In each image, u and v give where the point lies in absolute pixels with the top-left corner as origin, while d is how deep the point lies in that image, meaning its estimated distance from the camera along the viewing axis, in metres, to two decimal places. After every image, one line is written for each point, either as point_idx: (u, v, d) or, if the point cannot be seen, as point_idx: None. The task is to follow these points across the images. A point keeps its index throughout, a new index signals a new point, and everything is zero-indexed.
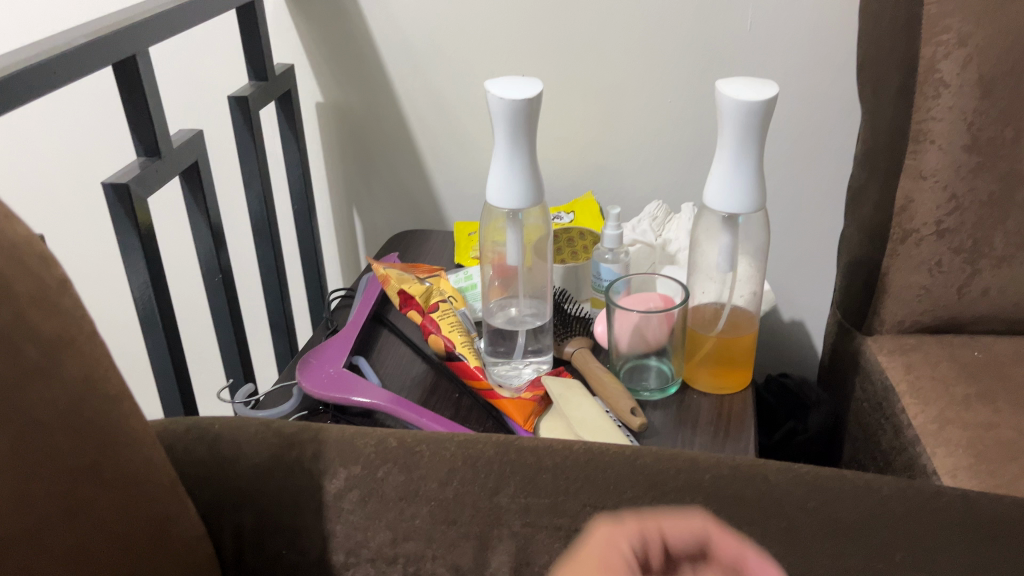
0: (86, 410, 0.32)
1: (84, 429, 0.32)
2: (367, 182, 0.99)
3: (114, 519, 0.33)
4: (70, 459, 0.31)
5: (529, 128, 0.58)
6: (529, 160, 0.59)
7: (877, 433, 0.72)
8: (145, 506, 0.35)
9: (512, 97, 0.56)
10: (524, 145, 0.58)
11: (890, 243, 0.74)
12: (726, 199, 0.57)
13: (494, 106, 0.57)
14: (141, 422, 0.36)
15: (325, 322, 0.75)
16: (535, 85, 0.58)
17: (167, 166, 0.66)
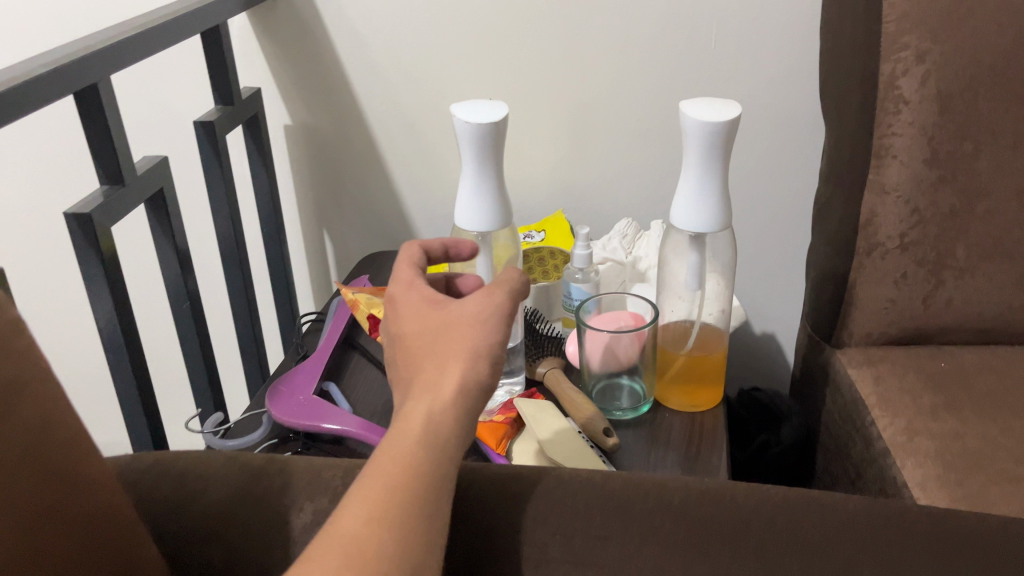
0: (46, 452, 0.31)
1: (45, 472, 0.31)
2: (337, 204, 0.99)
3: (74, 564, 0.32)
4: (31, 503, 0.30)
5: (496, 152, 0.58)
6: (496, 184, 0.59)
7: (847, 445, 0.72)
8: (106, 548, 0.34)
9: (477, 121, 0.56)
10: (491, 168, 0.58)
11: (856, 257, 0.75)
12: (692, 219, 0.57)
13: (460, 131, 0.57)
14: (102, 462, 0.35)
15: (295, 348, 0.74)
16: (501, 110, 0.58)
17: (131, 194, 0.65)
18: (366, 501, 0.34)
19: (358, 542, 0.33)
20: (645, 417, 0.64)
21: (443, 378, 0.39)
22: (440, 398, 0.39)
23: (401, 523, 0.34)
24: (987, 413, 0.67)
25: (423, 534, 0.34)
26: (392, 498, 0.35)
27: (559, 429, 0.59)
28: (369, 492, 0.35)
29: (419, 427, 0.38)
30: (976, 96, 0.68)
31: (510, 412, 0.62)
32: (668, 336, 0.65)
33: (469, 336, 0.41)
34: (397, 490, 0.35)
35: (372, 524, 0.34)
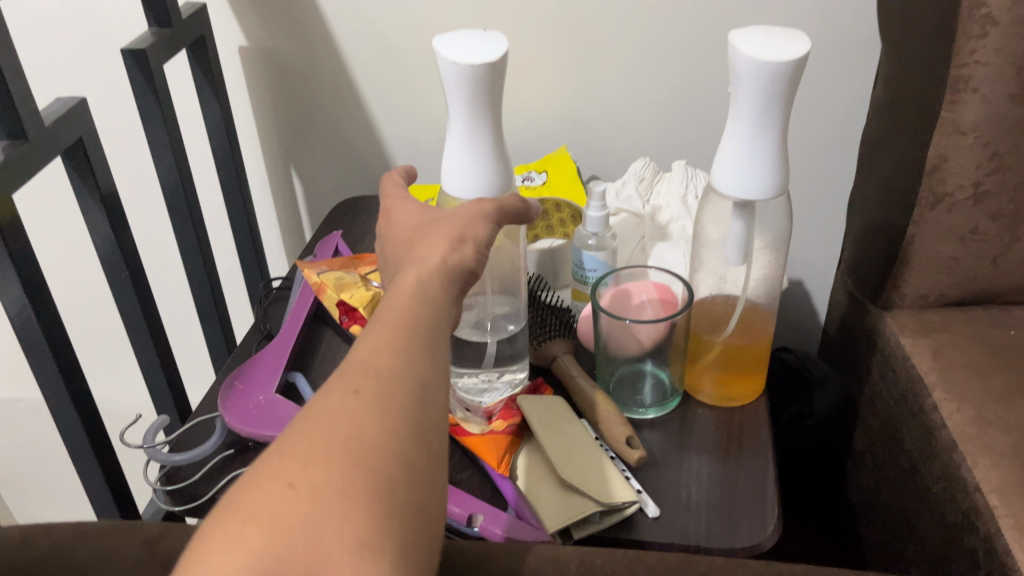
0: None
1: None
2: (305, 140, 0.85)
3: None
4: None
5: (493, 102, 0.45)
6: (494, 140, 0.47)
7: (900, 428, 0.63)
8: None
9: (466, 62, 0.44)
10: (488, 121, 0.46)
11: (917, 208, 0.63)
12: (739, 183, 0.46)
13: (445, 73, 0.45)
14: None
15: (258, 326, 0.63)
16: (499, 46, 0.46)
17: (40, 150, 0.52)
18: (378, 336, 0.34)
19: (373, 364, 0.32)
20: (674, 414, 0.54)
21: (433, 252, 0.39)
22: (431, 265, 0.38)
23: (414, 353, 0.33)
24: None
25: (437, 365, 0.34)
26: (402, 332, 0.34)
27: (573, 439, 0.49)
28: (380, 328, 0.34)
29: (416, 284, 0.37)
30: None
31: (512, 416, 0.51)
32: (702, 318, 0.54)
33: (459, 224, 0.41)
34: (405, 328, 0.34)
35: (386, 351, 0.33)
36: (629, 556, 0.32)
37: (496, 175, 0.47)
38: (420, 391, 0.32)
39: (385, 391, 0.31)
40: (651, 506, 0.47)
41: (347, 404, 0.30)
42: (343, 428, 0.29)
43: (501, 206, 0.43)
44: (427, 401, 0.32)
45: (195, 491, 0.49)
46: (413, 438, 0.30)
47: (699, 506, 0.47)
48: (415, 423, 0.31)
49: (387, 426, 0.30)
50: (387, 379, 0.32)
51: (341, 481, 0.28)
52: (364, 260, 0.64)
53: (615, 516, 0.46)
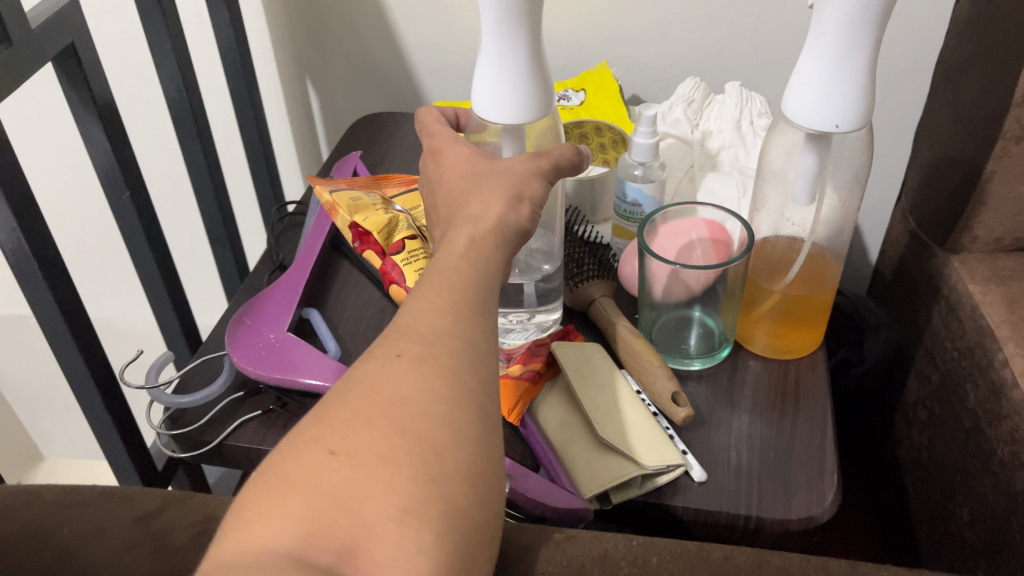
0: None
1: None
2: (321, 49, 0.79)
3: None
4: None
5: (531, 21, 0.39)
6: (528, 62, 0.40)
7: (962, 383, 0.58)
8: None
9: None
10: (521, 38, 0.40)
11: (999, 142, 0.56)
12: (817, 112, 0.39)
13: None
14: None
15: (269, 255, 0.58)
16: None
17: (26, 57, 0.47)
18: (425, 293, 0.32)
19: (419, 325, 0.30)
20: (722, 365, 0.49)
21: (488, 208, 0.36)
22: (487, 221, 0.35)
23: (464, 312, 0.31)
24: None
25: (488, 323, 0.32)
26: (452, 291, 0.32)
27: (611, 393, 0.44)
28: (428, 285, 0.32)
29: (467, 240, 0.35)
30: None
31: (538, 361, 0.46)
32: (761, 262, 0.48)
33: (516, 182, 0.38)
34: (455, 285, 0.32)
35: (434, 310, 0.31)
36: (688, 553, 0.28)
37: (537, 100, 0.41)
38: (469, 351, 0.30)
39: (432, 352, 0.29)
40: (698, 471, 0.42)
41: (390, 368, 0.28)
42: (387, 392, 0.28)
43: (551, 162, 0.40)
44: (476, 360, 0.30)
45: (201, 437, 0.45)
46: (463, 399, 0.28)
47: (749, 473, 0.43)
48: (464, 383, 0.29)
49: (434, 390, 0.28)
50: (434, 340, 0.30)
51: (385, 449, 0.26)
52: (391, 182, 0.60)
53: (656, 481, 0.42)
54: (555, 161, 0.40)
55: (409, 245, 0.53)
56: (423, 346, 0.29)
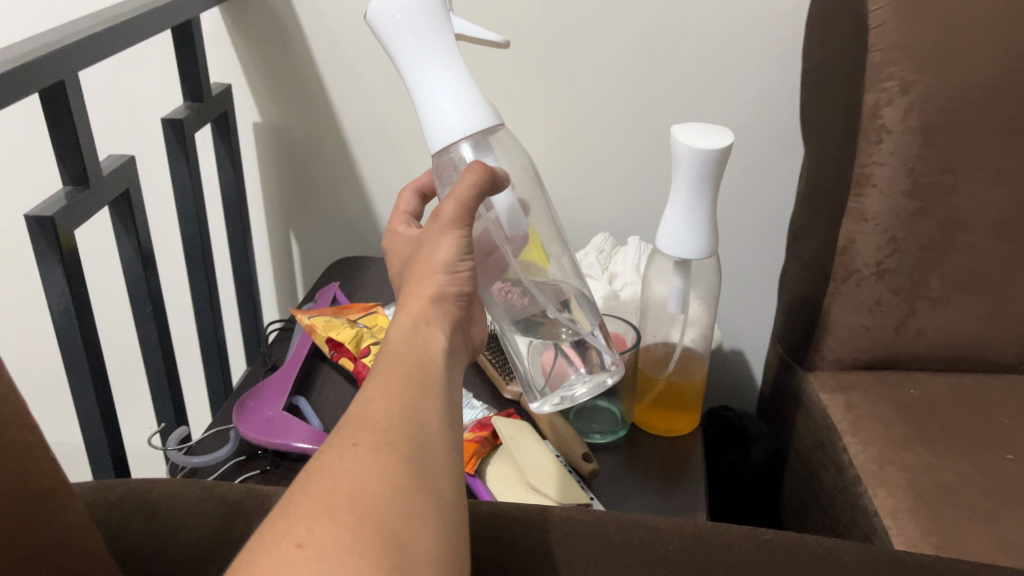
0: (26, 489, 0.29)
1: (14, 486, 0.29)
2: (305, 207, 0.96)
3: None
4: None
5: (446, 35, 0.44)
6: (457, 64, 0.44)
7: (819, 472, 0.72)
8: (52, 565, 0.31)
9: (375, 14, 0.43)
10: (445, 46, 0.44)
11: (832, 282, 0.74)
12: (678, 244, 0.56)
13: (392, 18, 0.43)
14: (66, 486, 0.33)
15: (263, 358, 0.72)
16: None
17: (96, 196, 0.62)
18: (376, 386, 0.35)
19: (371, 417, 0.34)
20: (623, 441, 0.64)
21: (421, 289, 0.41)
22: (410, 305, 0.40)
23: (411, 402, 0.35)
24: (959, 446, 0.66)
25: (436, 414, 0.35)
26: (399, 382, 0.36)
27: (538, 454, 0.58)
28: (377, 378, 0.36)
29: (400, 329, 0.39)
30: (958, 131, 0.66)
31: (485, 429, 0.61)
32: (648, 359, 0.64)
33: (426, 259, 0.42)
34: (402, 377, 0.36)
35: (384, 401, 0.34)
36: (585, 510, 0.42)
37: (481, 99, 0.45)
38: (419, 437, 0.34)
39: (385, 443, 0.33)
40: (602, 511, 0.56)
41: (348, 459, 0.32)
42: (348, 483, 0.31)
43: (461, 202, 0.42)
44: (428, 451, 0.34)
45: None
46: (418, 486, 0.32)
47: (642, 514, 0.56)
48: (415, 472, 0.32)
49: (391, 479, 0.31)
50: (387, 431, 0.33)
51: (350, 539, 0.29)
52: (351, 309, 0.72)
53: None
54: (464, 198, 0.41)
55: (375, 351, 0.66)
56: (377, 436, 0.33)
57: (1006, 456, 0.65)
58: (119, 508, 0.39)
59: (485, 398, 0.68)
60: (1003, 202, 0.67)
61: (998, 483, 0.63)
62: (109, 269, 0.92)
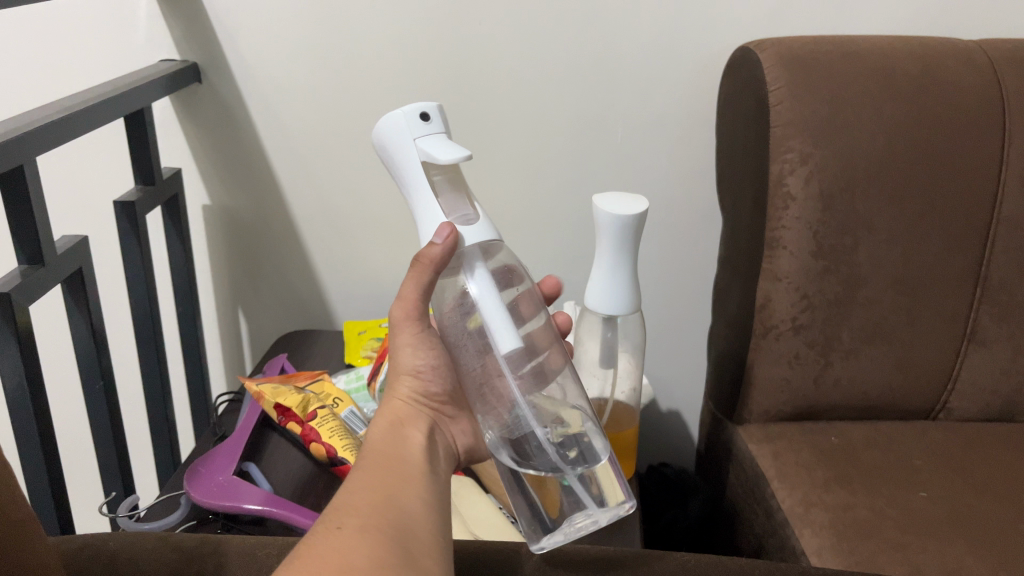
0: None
1: None
2: (253, 285, 0.99)
3: None
4: None
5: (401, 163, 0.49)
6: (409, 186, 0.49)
7: (750, 517, 0.76)
8: None
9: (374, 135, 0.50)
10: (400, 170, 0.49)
11: (753, 338, 0.78)
12: (605, 302, 0.61)
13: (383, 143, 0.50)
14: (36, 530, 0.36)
15: (213, 429, 0.74)
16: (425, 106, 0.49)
17: (50, 273, 0.64)
18: (360, 479, 0.42)
19: (357, 504, 0.40)
20: None
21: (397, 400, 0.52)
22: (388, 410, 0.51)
23: (391, 491, 0.42)
24: (874, 485, 0.69)
25: (413, 503, 0.42)
26: (379, 473, 0.43)
27: (480, 506, 0.61)
28: (361, 472, 0.43)
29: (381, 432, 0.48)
30: (853, 198, 0.72)
31: None
32: None
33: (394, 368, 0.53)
34: (383, 471, 0.43)
35: (367, 489, 0.41)
36: (520, 546, 0.46)
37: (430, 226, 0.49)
38: (400, 518, 0.40)
39: (368, 523, 0.38)
40: None
41: (338, 535, 0.37)
42: (339, 554, 0.36)
43: (409, 303, 0.50)
44: (408, 528, 0.39)
45: None
46: (400, 557, 0.37)
47: None
48: (394, 544, 0.38)
49: (377, 550, 0.37)
50: (369, 512, 0.39)
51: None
52: (298, 377, 0.75)
53: None
54: (410, 298, 0.50)
55: (323, 415, 0.69)
56: (362, 518, 0.39)
57: (920, 493, 0.68)
58: (76, 557, 0.41)
59: None
60: (898, 260, 0.74)
61: (909, 518, 0.65)
62: (58, 351, 0.93)
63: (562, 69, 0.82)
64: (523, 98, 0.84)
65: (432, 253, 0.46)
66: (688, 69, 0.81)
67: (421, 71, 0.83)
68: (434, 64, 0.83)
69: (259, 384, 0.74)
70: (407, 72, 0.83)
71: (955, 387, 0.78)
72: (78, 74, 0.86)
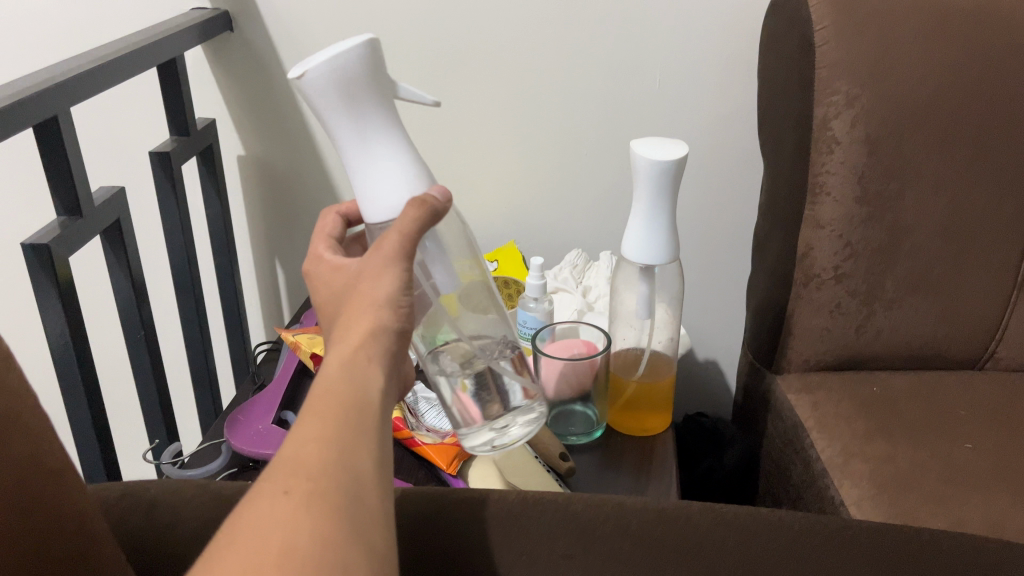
0: (40, 472, 0.33)
1: (31, 464, 0.32)
2: (289, 235, 0.99)
3: (43, 548, 0.33)
4: (24, 494, 0.32)
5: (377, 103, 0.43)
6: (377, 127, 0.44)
7: (789, 468, 0.75)
8: (72, 545, 0.34)
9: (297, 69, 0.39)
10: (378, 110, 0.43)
11: (793, 287, 0.76)
12: (641, 250, 0.60)
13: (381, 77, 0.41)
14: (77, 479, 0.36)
15: (251, 378, 0.75)
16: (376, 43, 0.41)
17: (88, 225, 0.65)
18: (307, 426, 0.32)
19: (303, 465, 0.31)
20: (598, 441, 0.67)
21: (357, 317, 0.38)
22: (354, 339, 0.37)
23: (345, 445, 0.32)
24: (916, 436, 0.68)
25: (370, 461, 0.32)
26: (333, 422, 0.33)
27: (515, 454, 0.61)
28: (309, 416, 0.33)
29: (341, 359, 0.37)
30: (902, 141, 0.70)
31: None
32: (619, 363, 0.68)
33: (372, 286, 0.39)
34: (336, 415, 0.33)
35: (315, 444, 0.31)
36: (553, 493, 0.46)
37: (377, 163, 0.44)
38: (353, 483, 0.31)
39: (319, 489, 0.30)
40: None
41: (277, 510, 0.29)
42: (276, 541, 0.28)
43: (410, 240, 0.40)
44: (362, 499, 0.31)
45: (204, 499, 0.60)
46: (352, 544, 0.29)
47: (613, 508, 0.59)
48: (351, 522, 0.30)
49: (325, 534, 0.29)
50: (319, 474, 0.30)
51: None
52: None
53: None
54: (409, 232, 0.39)
55: None
56: (310, 484, 0.30)
57: (965, 445, 0.66)
58: (119, 506, 0.43)
59: None
60: (947, 206, 0.71)
61: (952, 470, 0.64)
62: (100, 301, 0.95)
63: (598, 12, 0.80)
64: (557, 42, 0.82)
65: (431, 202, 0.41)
66: (730, 9, 0.78)
67: (454, 16, 0.82)
68: (467, 8, 0.81)
69: (296, 334, 0.74)
70: (438, 17, 0.82)
71: (1003, 337, 0.76)
72: (111, 24, 0.86)
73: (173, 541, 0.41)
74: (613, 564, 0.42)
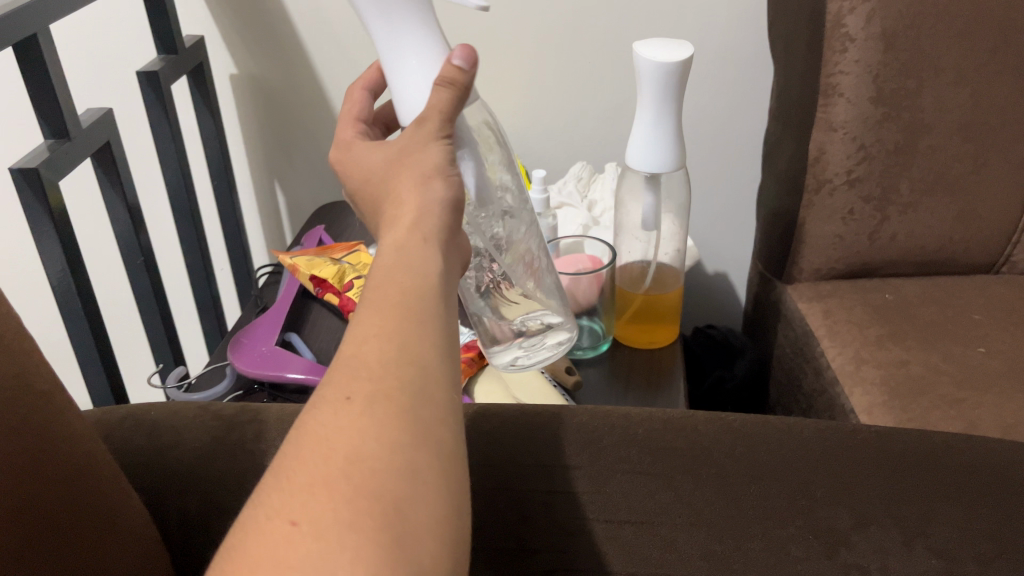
0: (29, 400, 0.32)
1: (19, 389, 0.32)
2: (287, 155, 0.97)
3: (42, 479, 0.32)
4: (17, 421, 0.32)
5: None
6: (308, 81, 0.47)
7: (800, 376, 0.74)
8: (73, 477, 0.34)
9: None
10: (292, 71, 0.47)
11: (805, 194, 0.74)
12: (648, 158, 0.58)
13: None
14: (72, 403, 0.36)
15: (254, 301, 0.75)
16: None
17: (78, 148, 0.63)
18: (371, 318, 0.31)
19: (367, 363, 0.29)
20: (605, 355, 0.66)
21: (404, 206, 0.36)
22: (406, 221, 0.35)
23: (408, 336, 0.30)
24: (930, 340, 0.67)
25: (435, 348, 0.30)
26: (394, 312, 0.30)
27: (522, 368, 0.60)
28: (370, 308, 0.31)
29: (396, 248, 0.34)
30: (920, 35, 0.66)
31: (472, 350, 0.63)
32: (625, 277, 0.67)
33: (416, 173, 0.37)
34: (397, 303, 0.31)
35: (375, 340, 0.29)
36: (559, 406, 0.45)
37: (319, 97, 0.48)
38: (419, 376, 0.29)
39: (379, 387, 0.28)
40: None
41: (340, 418, 0.27)
42: (341, 450, 0.27)
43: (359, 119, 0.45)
44: (429, 391, 0.29)
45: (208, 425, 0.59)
46: (418, 442, 0.27)
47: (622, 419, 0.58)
48: (418, 423, 0.28)
49: (390, 435, 0.27)
50: (384, 370, 0.28)
51: (344, 514, 0.25)
52: (333, 249, 0.75)
53: None
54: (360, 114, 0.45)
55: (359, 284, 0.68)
56: (372, 385, 0.28)
57: (978, 349, 0.65)
58: (121, 430, 0.43)
59: (471, 324, 0.70)
60: (966, 102, 0.68)
61: (965, 373, 0.63)
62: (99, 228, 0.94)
63: None
64: None
65: (359, 95, 0.47)
66: None
67: None
68: None
69: (295, 257, 0.73)
70: None
71: (1021, 239, 0.74)
72: None
73: (176, 464, 0.41)
74: (625, 471, 0.41)
